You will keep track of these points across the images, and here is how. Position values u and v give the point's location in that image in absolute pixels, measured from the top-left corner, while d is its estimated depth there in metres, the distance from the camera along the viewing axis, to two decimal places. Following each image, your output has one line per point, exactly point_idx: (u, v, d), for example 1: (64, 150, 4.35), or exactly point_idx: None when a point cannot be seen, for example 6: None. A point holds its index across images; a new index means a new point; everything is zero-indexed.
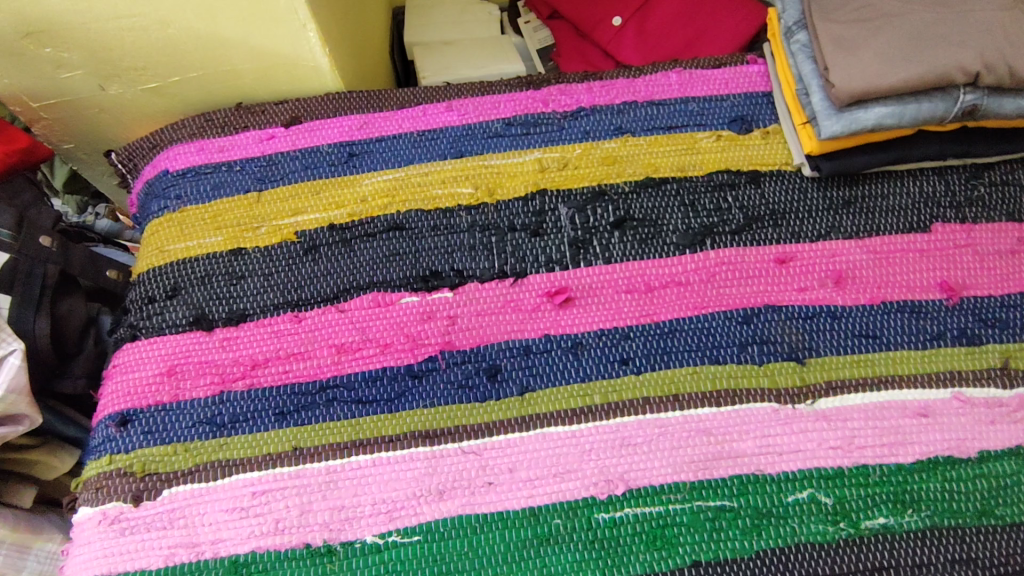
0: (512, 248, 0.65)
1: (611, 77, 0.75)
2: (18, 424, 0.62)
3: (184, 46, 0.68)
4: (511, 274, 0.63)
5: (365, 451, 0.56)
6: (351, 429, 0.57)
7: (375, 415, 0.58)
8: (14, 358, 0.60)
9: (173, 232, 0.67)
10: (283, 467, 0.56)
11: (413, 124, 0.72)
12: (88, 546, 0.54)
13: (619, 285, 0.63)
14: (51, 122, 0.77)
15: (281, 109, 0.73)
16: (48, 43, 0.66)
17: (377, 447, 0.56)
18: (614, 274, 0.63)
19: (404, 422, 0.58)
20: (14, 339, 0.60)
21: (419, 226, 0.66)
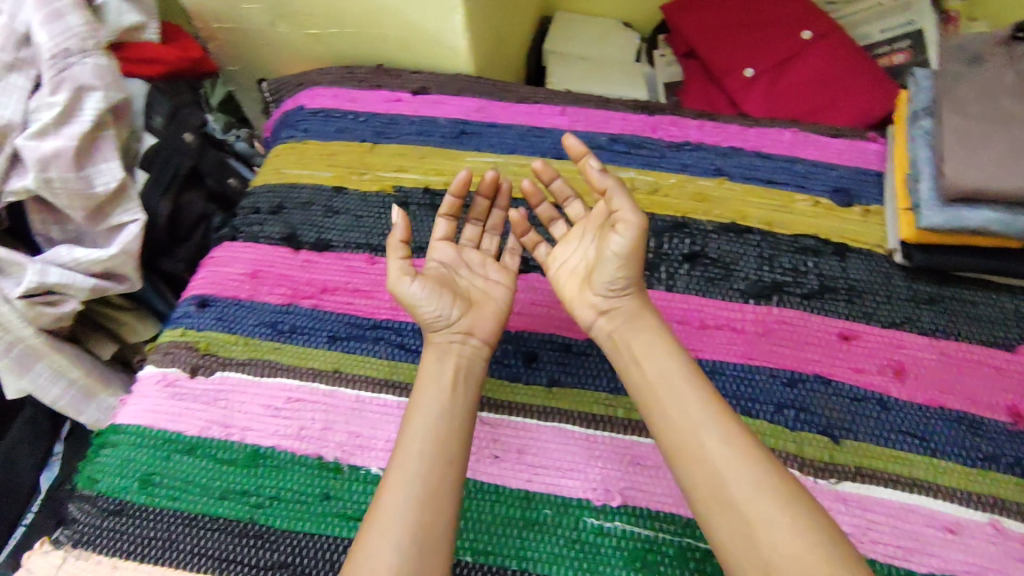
0: None
1: (726, 121, 0.76)
2: (120, 282, 0.72)
3: (347, 3, 0.76)
4: None
5: (394, 393, 0.60)
6: (388, 370, 0.61)
7: (414, 364, 0.62)
8: (133, 226, 0.69)
9: (293, 159, 0.75)
10: (320, 383, 0.61)
11: (526, 120, 0.76)
12: (142, 399, 0.61)
13: (673, 314, 0.63)
14: (224, 44, 0.88)
15: (414, 78, 0.79)
16: None
17: (405, 393, 0.60)
18: (673, 302, 0.64)
19: None
20: (139, 211, 0.69)
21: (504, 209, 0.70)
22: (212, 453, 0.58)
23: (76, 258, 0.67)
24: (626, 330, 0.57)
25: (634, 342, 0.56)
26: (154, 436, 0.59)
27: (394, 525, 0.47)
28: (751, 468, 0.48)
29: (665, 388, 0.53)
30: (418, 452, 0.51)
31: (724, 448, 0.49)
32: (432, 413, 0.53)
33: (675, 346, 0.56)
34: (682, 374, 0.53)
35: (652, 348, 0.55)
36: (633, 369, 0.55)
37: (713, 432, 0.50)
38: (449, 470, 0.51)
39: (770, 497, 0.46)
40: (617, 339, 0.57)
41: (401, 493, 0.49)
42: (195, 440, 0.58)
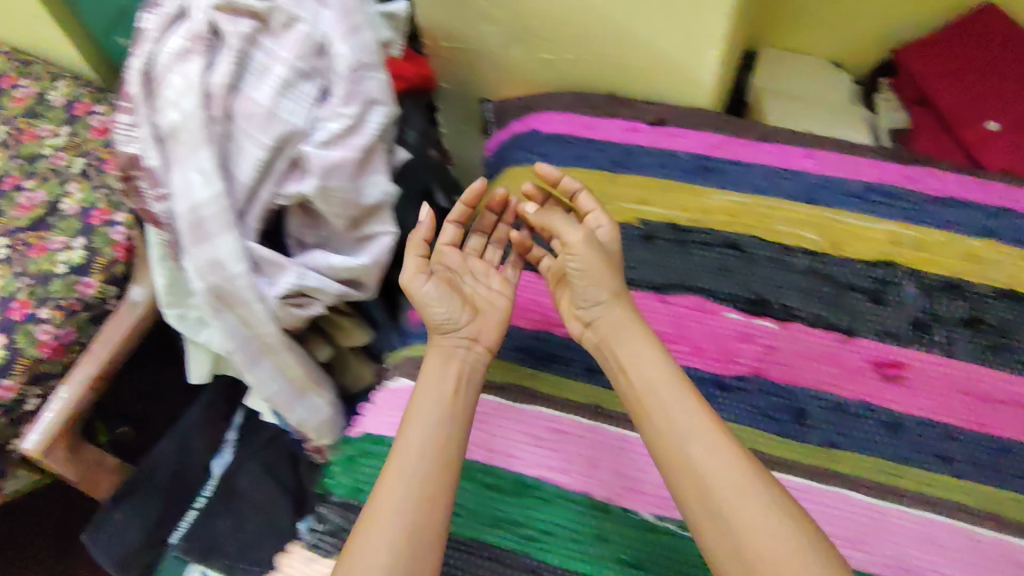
0: (846, 306, 0.64)
1: (988, 177, 0.72)
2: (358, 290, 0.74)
3: (595, 31, 0.75)
4: (840, 329, 0.63)
5: None
6: None
7: None
8: (388, 239, 0.71)
9: (531, 183, 0.75)
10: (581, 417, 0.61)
11: (771, 160, 0.74)
12: (402, 413, 0.63)
13: (957, 383, 0.60)
14: (445, 61, 0.89)
15: (650, 108, 0.78)
16: None
17: None
18: (955, 369, 0.60)
19: None
20: (392, 225, 0.72)
21: (754, 250, 0.68)
22: (480, 477, 0.59)
23: (333, 264, 0.69)
24: (611, 333, 0.59)
25: (620, 351, 0.58)
26: None
27: (394, 523, 0.51)
28: (771, 500, 0.48)
29: (663, 405, 0.54)
30: (418, 451, 0.54)
31: (712, 456, 0.51)
32: (428, 415, 0.56)
33: (671, 368, 0.56)
34: (667, 380, 0.55)
35: (648, 362, 0.57)
36: (621, 376, 0.58)
37: (700, 442, 0.52)
38: (444, 462, 0.55)
39: (773, 521, 0.47)
40: (605, 346, 0.59)
41: (400, 489, 0.52)
42: (462, 462, 0.59)
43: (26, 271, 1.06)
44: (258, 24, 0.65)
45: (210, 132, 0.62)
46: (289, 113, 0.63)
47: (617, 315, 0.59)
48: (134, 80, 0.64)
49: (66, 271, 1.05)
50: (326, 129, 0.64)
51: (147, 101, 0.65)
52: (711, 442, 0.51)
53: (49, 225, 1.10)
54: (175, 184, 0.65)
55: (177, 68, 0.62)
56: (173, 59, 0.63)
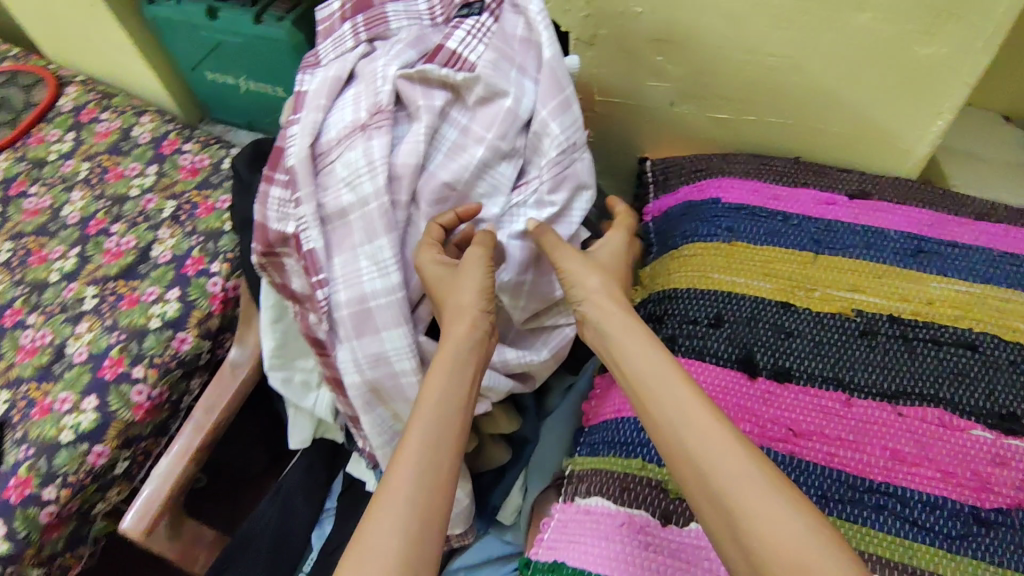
0: None
1: None
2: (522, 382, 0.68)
3: (791, 95, 0.68)
4: None
5: None
6: (903, 551, 0.51)
7: (931, 547, 0.51)
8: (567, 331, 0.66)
9: (721, 263, 0.67)
10: None
11: (993, 241, 0.66)
12: (606, 544, 0.54)
13: None
14: (596, 118, 0.82)
15: (845, 178, 0.71)
16: (665, 53, 0.70)
17: None
18: None
19: (965, 570, 0.50)
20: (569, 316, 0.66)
21: (1005, 362, 0.58)
22: None
23: (508, 359, 0.63)
24: (606, 333, 0.55)
25: (618, 342, 0.54)
26: None
27: (384, 537, 0.45)
28: (808, 522, 0.41)
29: (662, 389, 0.49)
30: (408, 455, 0.49)
31: (725, 449, 0.45)
32: (428, 419, 0.51)
33: (681, 375, 0.50)
34: (667, 367, 0.50)
35: (653, 367, 0.51)
36: (624, 364, 0.52)
37: (704, 431, 0.46)
38: (439, 466, 0.49)
39: (766, 514, 0.41)
40: (600, 342, 0.55)
41: (392, 496, 0.47)
42: None
43: (121, 323, 0.99)
44: (448, 93, 0.63)
45: (390, 221, 0.59)
46: (485, 194, 0.63)
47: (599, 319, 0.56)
48: (301, 157, 0.61)
49: (164, 324, 0.99)
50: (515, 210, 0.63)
51: (319, 177, 0.62)
52: (704, 429, 0.46)
53: (143, 274, 1.04)
54: (339, 268, 0.60)
55: (362, 144, 0.60)
56: (357, 132, 0.61)
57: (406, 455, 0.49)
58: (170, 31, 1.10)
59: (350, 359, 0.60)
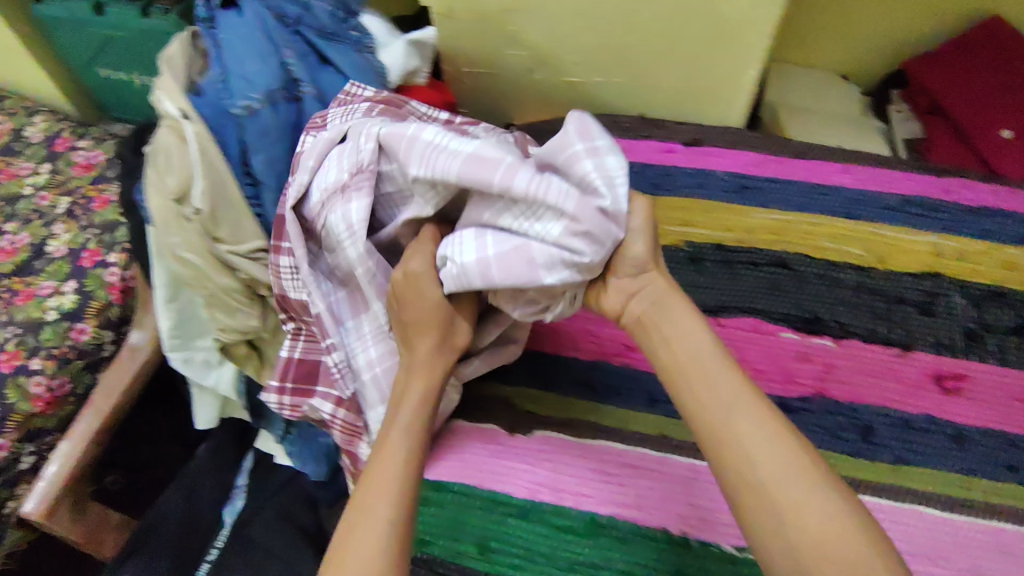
0: (899, 319, 0.64)
1: (1014, 185, 0.73)
2: None
3: (627, 55, 0.75)
4: (897, 344, 0.63)
5: None
6: None
7: None
8: None
9: None
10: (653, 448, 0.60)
11: (807, 176, 0.74)
12: (462, 456, 0.60)
13: (1012, 391, 0.60)
14: (467, 88, 0.87)
15: (682, 129, 0.78)
16: (515, 22, 0.76)
17: None
18: (1009, 378, 0.61)
19: None
20: None
21: (942, 290, 0.66)
22: (546, 518, 0.56)
23: None
24: (648, 311, 0.52)
25: (663, 325, 0.51)
26: (481, 497, 0.58)
27: (363, 554, 0.45)
28: (811, 500, 0.41)
29: (701, 371, 0.48)
30: (384, 480, 0.48)
31: (760, 436, 0.44)
32: (407, 434, 0.51)
33: (712, 378, 0.47)
34: (713, 352, 0.49)
35: (711, 380, 0.47)
36: (662, 351, 0.51)
37: (747, 417, 0.45)
38: (415, 487, 0.49)
39: (808, 519, 0.40)
40: (648, 323, 0.52)
41: (370, 518, 0.46)
42: (526, 503, 0.57)
43: (17, 318, 0.99)
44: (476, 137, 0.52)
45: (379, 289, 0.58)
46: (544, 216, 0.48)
47: (656, 292, 0.52)
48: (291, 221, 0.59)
49: (61, 316, 0.99)
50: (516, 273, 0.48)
51: (316, 254, 0.61)
52: (748, 435, 0.44)
53: (38, 270, 1.04)
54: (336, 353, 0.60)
55: (340, 208, 0.56)
56: (336, 195, 0.57)
57: (393, 480, 0.48)
58: (56, 30, 1.11)
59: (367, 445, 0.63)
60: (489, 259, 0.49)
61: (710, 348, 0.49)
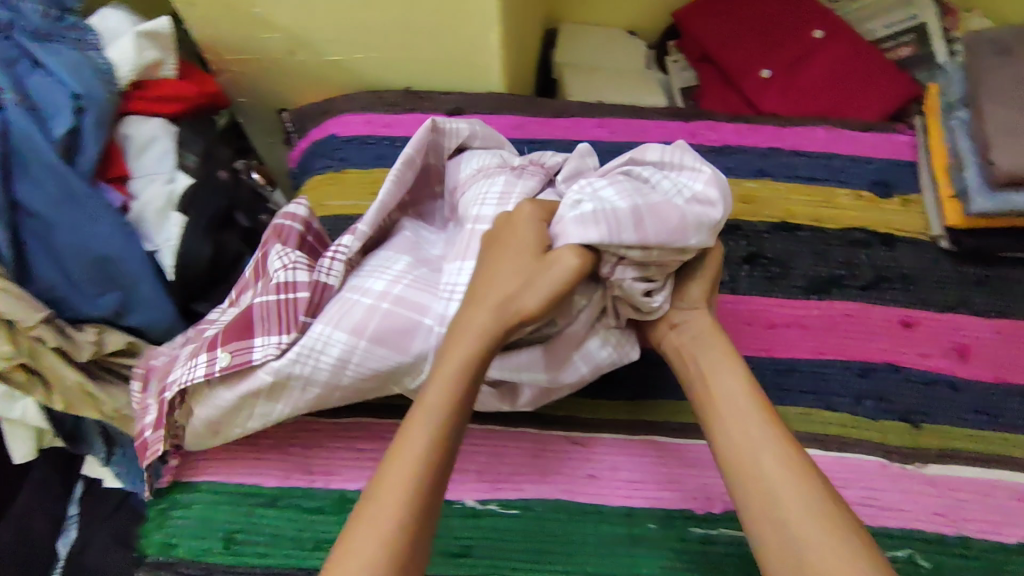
0: None
1: (757, 122, 0.77)
2: None
3: (377, 29, 0.74)
4: None
5: (479, 422, 0.60)
6: None
7: None
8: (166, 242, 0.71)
9: (333, 190, 0.72)
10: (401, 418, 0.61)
11: (565, 133, 0.76)
12: (214, 453, 0.61)
13: (741, 316, 0.64)
14: (236, 77, 0.84)
15: (445, 99, 0.78)
16: (259, 4, 0.73)
17: (490, 421, 0.60)
18: (739, 304, 0.65)
19: None
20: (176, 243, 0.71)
21: (755, 233, 0.69)
22: (296, 503, 0.57)
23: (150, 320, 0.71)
24: (693, 339, 0.54)
25: (702, 358, 0.52)
26: (232, 492, 0.58)
27: (364, 555, 0.41)
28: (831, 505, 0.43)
29: (731, 408, 0.49)
30: (394, 480, 0.44)
31: (783, 468, 0.45)
32: (430, 425, 0.46)
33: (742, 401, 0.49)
34: (745, 388, 0.50)
35: (733, 405, 0.49)
36: (697, 384, 0.52)
37: (769, 451, 0.46)
38: (437, 482, 0.45)
39: (816, 533, 0.42)
40: (686, 352, 0.53)
41: (377, 521, 0.43)
42: (275, 491, 0.58)
43: None
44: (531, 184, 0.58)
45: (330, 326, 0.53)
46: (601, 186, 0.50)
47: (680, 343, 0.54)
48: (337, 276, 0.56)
49: None
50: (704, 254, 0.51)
51: (446, 251, 0.58)
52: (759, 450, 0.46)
53: None
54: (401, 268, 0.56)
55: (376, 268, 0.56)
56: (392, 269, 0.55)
57: (404, 479, 0.44)
58: None
59: (276, 348, 0.53)
60: (642, 208, 0.48)
61: (732, 373, 0.51)
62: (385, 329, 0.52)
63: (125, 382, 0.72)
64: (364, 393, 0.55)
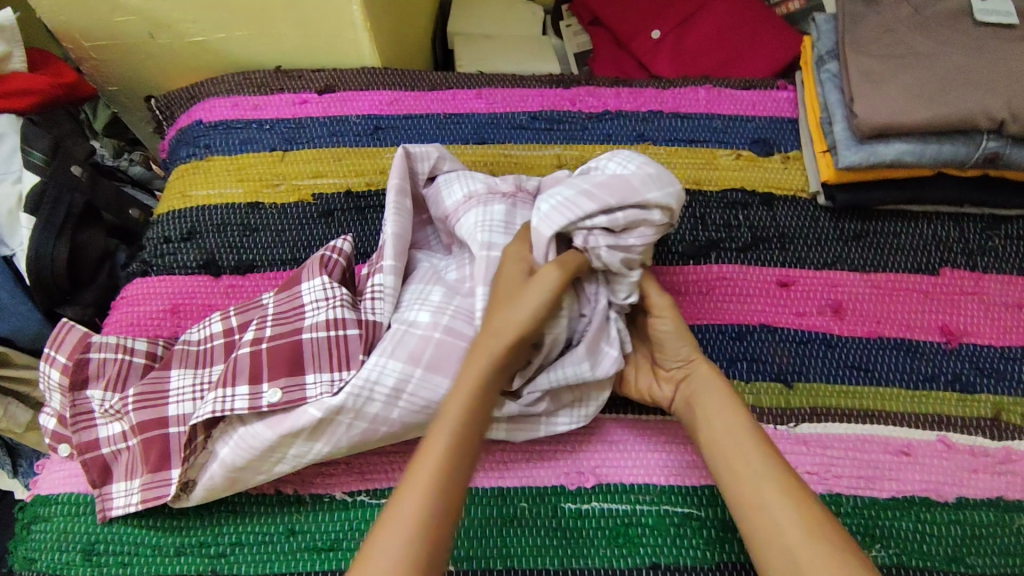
0: None
1: (640, 85, 0.75)
2: None
3: (232, 6, 0.70)
4: None
5: None
6: None
7: None
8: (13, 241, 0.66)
9: (198, 179, 0.69)
10: None
11: (441, 107, 0.73)
12: (67, 463, 0.57)
13: None
14: (98, 64, 0.79)
15: (317, 76, 0.75)
16: None
17: None
18: None
19: None
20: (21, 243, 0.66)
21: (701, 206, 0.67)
22: (159, 509, 0.54)
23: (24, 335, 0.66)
24: (691, 380, 0.53)
25: (702, 395, 0.52)
26: (92, 502, 0.55)
27: (393, 545, 0.39)
28: (816, 513, 0.44)
29: (734, 443, 0.49)
30: (424, 473, 0.42)
31: (788, 500, 0.44)
32: (452, 424, 0.44)
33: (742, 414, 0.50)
34: (745, 423, 0.50)
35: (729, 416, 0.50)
36: (702, 423, 0.51)
37: (772, 482, 0.46)
38: (462, 474, 0.44)
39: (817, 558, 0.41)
40: (689, 394, 0.53)
41: (406, 514, 0.41)
42: None
43: None
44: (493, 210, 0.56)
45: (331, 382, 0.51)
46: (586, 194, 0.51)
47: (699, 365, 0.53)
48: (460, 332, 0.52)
49: None
50: (643, 211, 0.49)
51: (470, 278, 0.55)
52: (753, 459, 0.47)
53: None
54: (385, 289, 0.53)
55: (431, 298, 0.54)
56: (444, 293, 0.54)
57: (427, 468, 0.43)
58: None
59: (331, 385, 0.51)
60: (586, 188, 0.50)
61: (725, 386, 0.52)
62: (439, 354, 0.50)
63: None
64: (410, 429, 0.51)
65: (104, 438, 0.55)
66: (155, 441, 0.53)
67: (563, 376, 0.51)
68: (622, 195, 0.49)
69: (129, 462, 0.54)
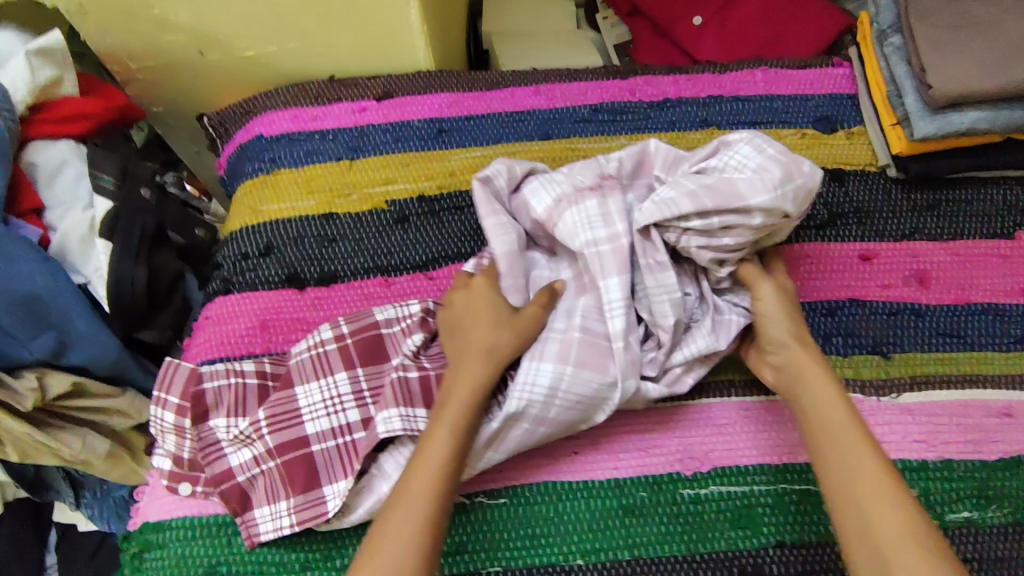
0: None
1: (695, 71, 0.75)
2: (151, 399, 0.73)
3: (290, 15, 0.69)
4: None
5: None
6: None
7: None
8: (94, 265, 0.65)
9: (267, 194, 0.68)
10: None
11: (501, 106, 0.73)
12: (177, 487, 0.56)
13: None
14: (146, 84, 0.78)
15: (373, 83, 0.74)
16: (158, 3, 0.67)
17: None
18: None
19: None
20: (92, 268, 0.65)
21: None
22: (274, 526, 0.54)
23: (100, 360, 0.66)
24: (795, 376, 0.52)
25: (804, 392, 0.51)
26: (204, 524, 0.54)
27: (395, 550, 0.45)
28: (909, 511, 0.44)
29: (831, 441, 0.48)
30: (421, 486, 0.47)
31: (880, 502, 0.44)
32: (446, 443, 0.49)
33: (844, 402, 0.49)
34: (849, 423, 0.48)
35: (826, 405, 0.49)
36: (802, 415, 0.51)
37: (866, 481, 0.45)
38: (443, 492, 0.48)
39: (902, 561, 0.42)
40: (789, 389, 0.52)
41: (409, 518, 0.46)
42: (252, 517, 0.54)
43: None
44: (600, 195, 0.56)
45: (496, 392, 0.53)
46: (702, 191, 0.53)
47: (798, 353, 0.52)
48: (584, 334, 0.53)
49: None
50: (742, 210, 0.52)
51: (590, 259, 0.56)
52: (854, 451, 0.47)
53: None
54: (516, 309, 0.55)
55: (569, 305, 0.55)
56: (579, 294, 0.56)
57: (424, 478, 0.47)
58: None
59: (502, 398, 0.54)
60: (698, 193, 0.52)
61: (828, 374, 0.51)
62: (587, 353, 0.52)
63: (75, 424, 0.70)
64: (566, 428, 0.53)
65: (238, 466, 0.55)
66: (298, 462, 0.54)
67: (697, 350, 0.54)
68: (721, 200, 0.52)
69: (267, 485, 0.54)
